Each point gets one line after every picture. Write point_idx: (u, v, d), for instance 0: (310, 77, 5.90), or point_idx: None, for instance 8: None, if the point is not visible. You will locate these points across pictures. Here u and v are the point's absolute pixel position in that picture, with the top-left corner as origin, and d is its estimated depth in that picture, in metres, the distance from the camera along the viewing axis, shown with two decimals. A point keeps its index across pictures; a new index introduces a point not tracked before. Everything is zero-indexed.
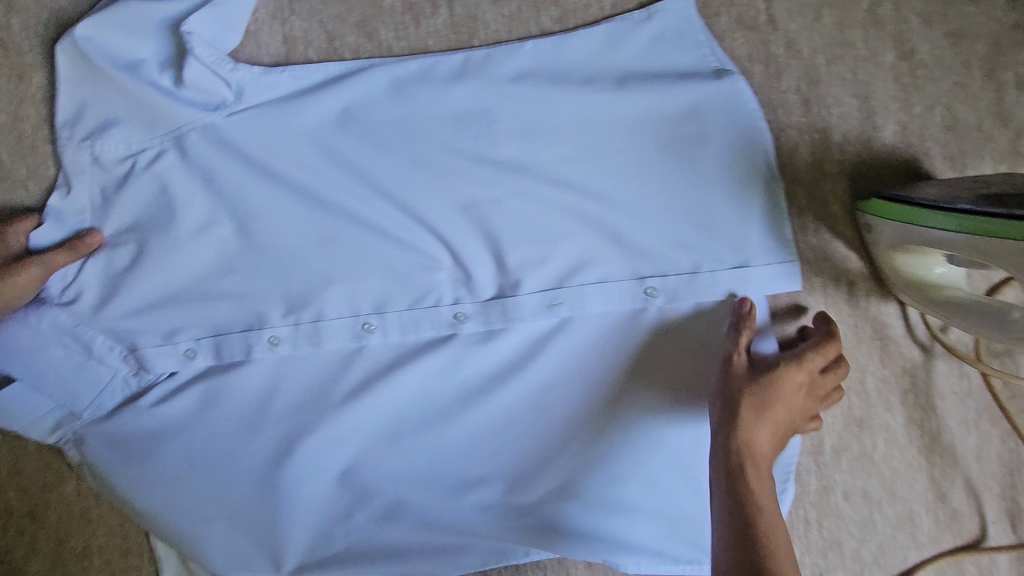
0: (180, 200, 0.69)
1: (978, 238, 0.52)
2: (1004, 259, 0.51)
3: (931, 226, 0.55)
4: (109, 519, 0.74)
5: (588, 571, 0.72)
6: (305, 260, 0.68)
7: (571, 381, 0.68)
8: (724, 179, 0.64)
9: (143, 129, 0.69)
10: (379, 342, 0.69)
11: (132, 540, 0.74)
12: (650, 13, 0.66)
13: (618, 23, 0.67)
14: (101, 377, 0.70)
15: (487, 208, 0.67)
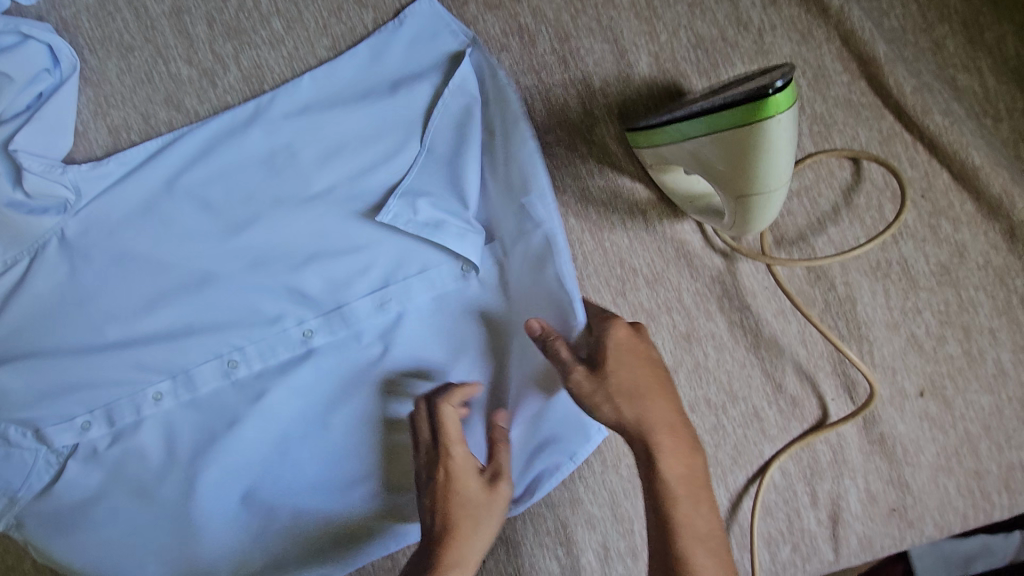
0: (62, 295, 0.79)
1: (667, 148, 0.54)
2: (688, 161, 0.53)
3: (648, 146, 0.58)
4: None
5: None
6: (166, 320, 0.78)
7: (418, 364, 0.75)
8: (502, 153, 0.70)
9: (14, 244, 0.78)
10: (247, 373, 0.77)
11: None
12: (400, 21, 0.73)
13: (376, 38, 0.74)
14: (26, 461, 0.79)
15: (306, 233, 0.75)
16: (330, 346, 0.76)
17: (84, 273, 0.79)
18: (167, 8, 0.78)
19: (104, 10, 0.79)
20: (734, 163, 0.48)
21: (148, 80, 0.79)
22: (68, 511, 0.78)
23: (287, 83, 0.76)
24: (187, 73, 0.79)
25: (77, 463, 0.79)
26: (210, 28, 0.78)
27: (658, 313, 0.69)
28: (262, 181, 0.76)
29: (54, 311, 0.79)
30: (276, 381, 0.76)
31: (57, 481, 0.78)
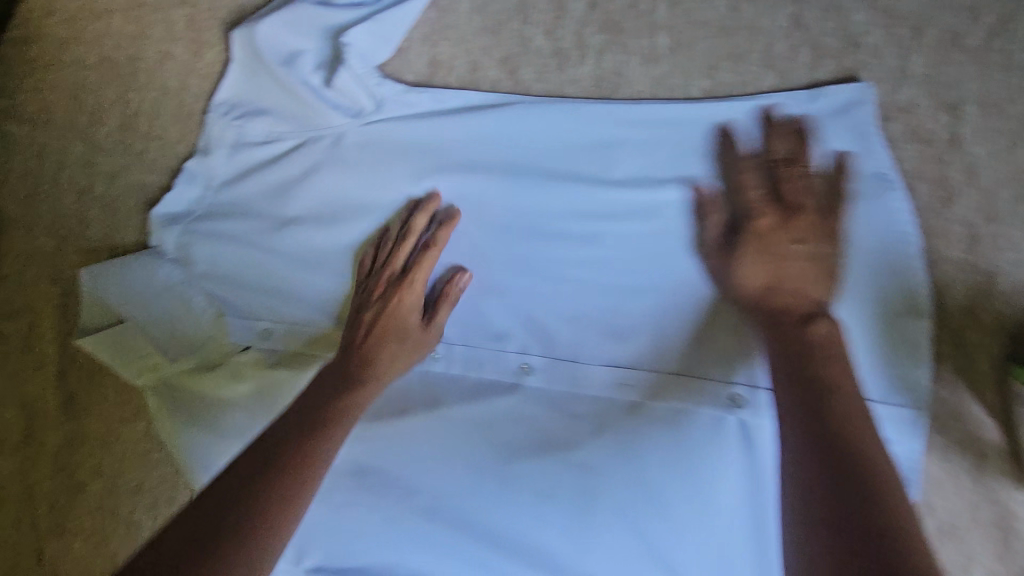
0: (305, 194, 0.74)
1: None
2: None
3: None
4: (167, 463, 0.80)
5: None
6: (391, 274, 0.71)
7: (626, 468, 0.64)
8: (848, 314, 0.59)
9: (290, 122, 0.74)
10: (442, 369, 0.71)
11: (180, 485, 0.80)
12: (819, 93, 0.62)
13: (777, 100, 0.63)
14: (192, 334, 0.75)
15: (581, 270, 0.67)
16: (541, 393, 0.67)
17: (337, 186, 0.73)
18: None
19: None
20: None
21: (495, 30, 0.71)
22: (209, 406, 0.74)
23: (649, 103, 0.66)
24: (538, 43, 0.70)
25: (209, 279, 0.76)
26: (589, 11, 0.69)
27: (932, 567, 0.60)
28: (566, 190, 0.67)
29: (289, 207, 0.74)
30: (467, 398, 0.69)
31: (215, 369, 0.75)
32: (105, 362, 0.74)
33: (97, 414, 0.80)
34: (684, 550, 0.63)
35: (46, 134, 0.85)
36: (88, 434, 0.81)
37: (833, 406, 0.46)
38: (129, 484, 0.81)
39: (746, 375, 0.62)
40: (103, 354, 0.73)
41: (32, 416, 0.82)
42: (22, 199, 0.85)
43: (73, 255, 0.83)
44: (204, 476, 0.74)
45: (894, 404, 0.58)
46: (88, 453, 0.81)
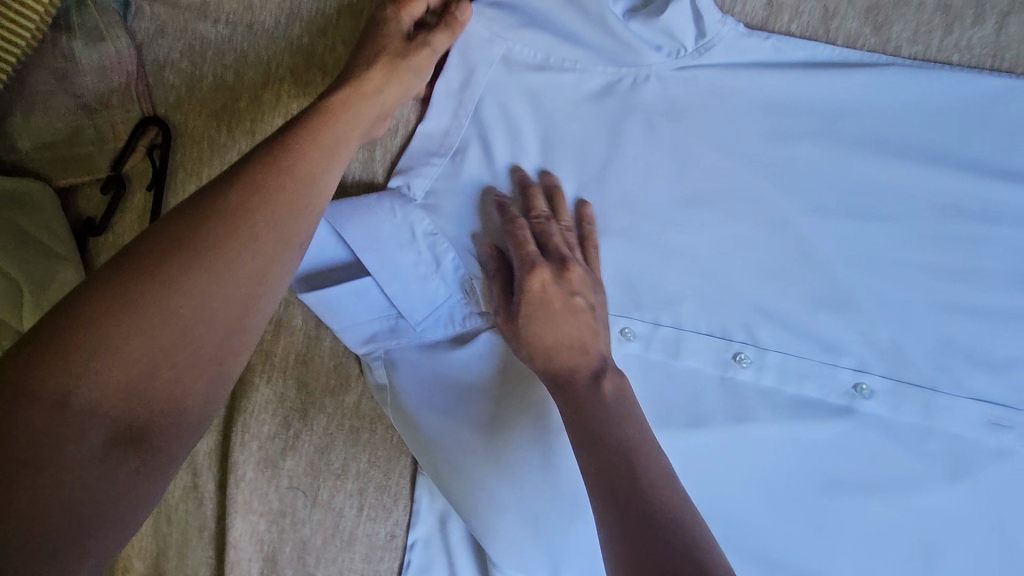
0: (590, 146, 0.63)
1: None
2: None
3: None
4: (377, 448, 0.67)
5: None
6: (697, 254, 0.60)
7: (987, 524, 0.54)
8: None
9: (583, 56, 0.62)
10: (748, 378, 0.59)
11: (393, 479, 0.66)
12: None
13: None
14: (437, 297, 0.64)
15: (954, 281, 0.55)
16: (881, 421, 0.56)
17: (633, 141, 0.61)
18: None
19: None
20: None
21: None
22: (448, 385, 0.63)
23: None
24: None
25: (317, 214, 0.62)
26: None
27: None
28: (947, 175, 0.55)
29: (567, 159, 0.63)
30: (779, 417, 0.57)
31: (460, 345, 0.64)
32: (330, 323, 0.65)
33: (298, 380, 0.68)
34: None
35: (247, 39, 0.70)
36: (281, 402, 0.68)
37: (620, 444, 0.46)
38: (330, 469, 0.67)
39: None
40: (331, 314, 0.64)
41: None
42: (211, 115, 0.71)
43: None
44: (437, 465, 0.63)
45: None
46: (279, 426, 0.68)
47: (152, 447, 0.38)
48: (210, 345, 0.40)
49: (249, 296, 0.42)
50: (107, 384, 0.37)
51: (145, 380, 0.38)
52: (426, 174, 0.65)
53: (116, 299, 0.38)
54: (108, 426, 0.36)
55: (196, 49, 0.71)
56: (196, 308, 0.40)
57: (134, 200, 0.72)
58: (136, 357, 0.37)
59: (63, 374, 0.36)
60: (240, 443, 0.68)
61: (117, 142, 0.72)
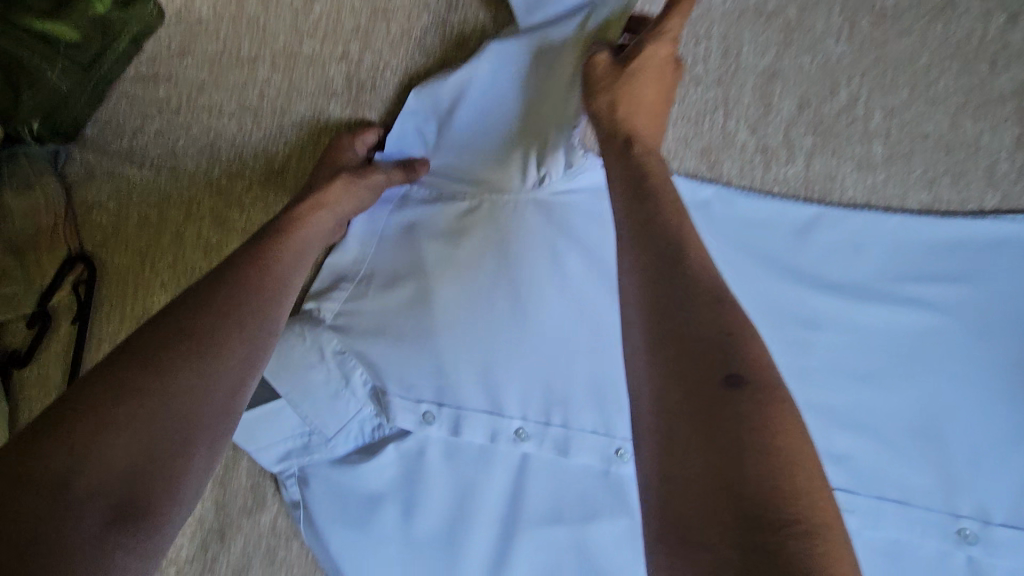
0: (481, 263, 0.69)
1: None
2: None
3: None
4: (292, 565, 0.70)
5: None
6: (576, 358, 0.68)
7: None
8: None
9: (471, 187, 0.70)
10: (629, 470, 0.65)
11: None
12: None
13: (1008, 222, 0.63)
14: (347, 411, 0.69)
15: (795, 381, 0.63)
16: None
17: (516, 258, 0.69)
18: (765, 65, 0.67)
19: (694, 30, 0.68)
20: None
21: (697, 120, 0.68)
22: (358, 497, 0.68)
23: (868, 211, 0.65)
24: (743, 139, 0.68)
25: None
26: (800, 110, 0.67)
27: None
28: (775, 286, 0.64)
29: (454, 280, 0.70)
30: None
31: (369, 457, 0.68)
32: (244, 445, 0.69)
33: (217, 500, 0.71)
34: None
35: (171, 181, 0.77)
36: (199, 523, 0.71)
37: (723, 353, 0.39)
38: None
39: (971, 506, 0.60)
40: (246, 435, 0.68)
41: None
42: (136, 250, 0.77)
43: None
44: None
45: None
46: (198, 548, 0.71)
47: (143, 512, 0.42)
48: (203, 410, 0.47)
49: (238, 381, 0.49)
50: (108, 462, 0.42)
51: (140, 462, 0.43)
52: (335, 297, 0.72)
53: (125, 382, 0.44)
54: (109, 502, 0.41)
55: (123, 191, 0.78)
56: (200, 384, 0.47)
57: (61, 330, 0.77)
58: (136, 443, 0.43)
59: (74, 452, 0.41)
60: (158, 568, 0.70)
61: (44, 280, 0.76)
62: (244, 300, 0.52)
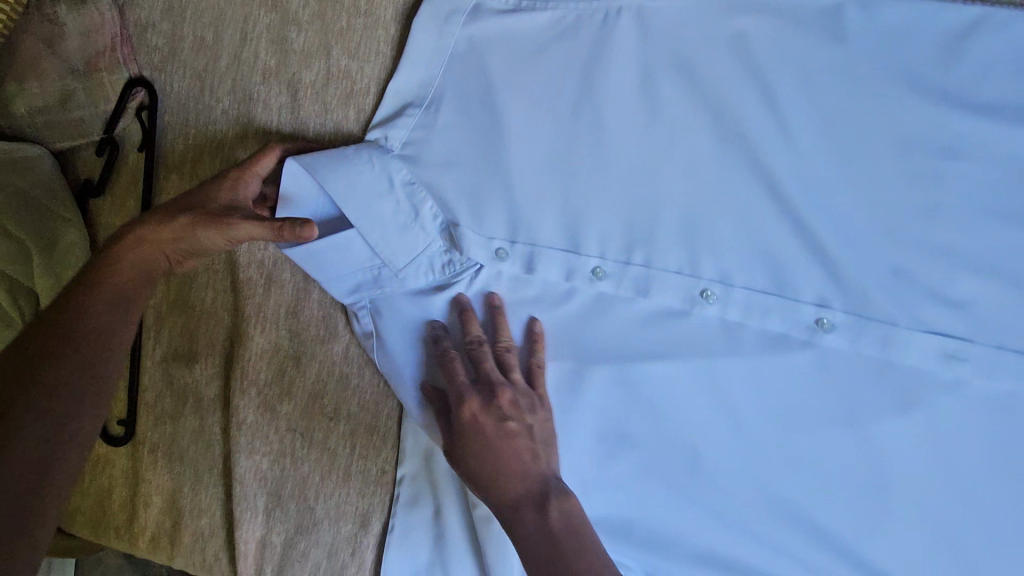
0: (562, 84, 0.63)
1: None
2: None
3: None
4: (364, 393, 0.72)
5: None
6: (664, 192, 0.61)
7: (935, 458, 0.56)
8: None
9: None
10: (715, 313, 0.61)
11: (381, 421, 0.72)
12: None
13: None
14: (417, 245, 0.67)
15: (916, 219, 0.56)
16: (842, 354, 0.58)
17: (602, 78, 0.61)
18: None
19: None
20: None
21: None
22: (428, 329, 0.67)
23: None
24: None
25: (296, 167, 0.65)
26: None
27: None
28: (914, 104, 0.55)
29: (527, 106, 0.64)
30: (745, 352, 0.60)
31: (437, 292, 0.67)
32: (314, 274, 0.68)
33: (290, 329, 0.72)
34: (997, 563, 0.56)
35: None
36: (275, 350, 0.73)
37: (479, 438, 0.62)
38: (323, 412, 0.72)
39: None
40: (314, 266, 0.66)
41: (209, 324, 0.74)
42: (195, 75, 0.73)
43: (253, 144, 0.72)
44: (423, 409, 0.67)
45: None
46: (274, 373, 0.73)
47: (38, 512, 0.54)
48: (80, 410, 0.60)
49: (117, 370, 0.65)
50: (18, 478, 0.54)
51: (36, 479, 0.55)
52: (402, 124, 0.67)
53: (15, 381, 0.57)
54: (8, 518, 0.52)
55: (175, 8, 0.73)
56: (66, 397, 0.59)
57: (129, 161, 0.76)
58: (37, 452, 0.55)
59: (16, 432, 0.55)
60: (241, 387, 0.73)
61: (105, 105, 0.73)
62: (100, 341, 0.62)
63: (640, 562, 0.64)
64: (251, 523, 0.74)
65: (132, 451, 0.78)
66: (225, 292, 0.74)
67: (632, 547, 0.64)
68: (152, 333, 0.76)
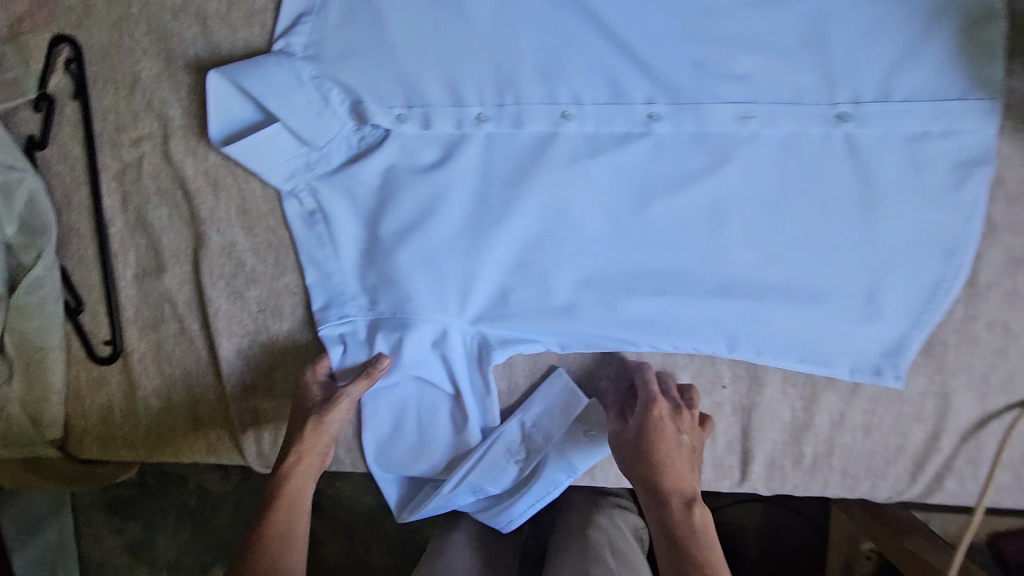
0: None
1: None
2: None
3: None
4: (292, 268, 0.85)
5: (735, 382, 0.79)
6: (518, 42, 0.78)
7: (747, 193, 0.75)
8: (925, 32, 0.71)
9: None
10: (574, 129, 0.78)
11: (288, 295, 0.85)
12: None
13: None
14: (332, 127, 0.80)
15: (699, 19, 0.74)
16: (671, 136, 0.76)
17: None
18: None
19: None
20: None
21: None
22: (356, 194, 0.81)
23: None
24: None
25: (219, 78, 0.78)
26: None
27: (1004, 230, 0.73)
28: None
29: None
30: (600, 151, 0.77)
31: (357, 163, 0.81)
32: (253, 168, 0.81)
33: (243, 225, 0.85)
34: (809, 262, 0.75)
35: None
36: (231, 247, 0.85)
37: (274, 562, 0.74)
38: (287, 288, 0.85)
39: (846, 92, 0.73)
40: (253, 158, 0.80)
41: (171, 238, 0.87)
42: (111, 25, 0.84)
43: (175, 74, 0.84)
44: (368, 256, 0.82)
45: (951, 100, 0.71)
46: (233, 265, 0.85)
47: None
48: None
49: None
50: None
51: None
52: (300, 30, 0.80)
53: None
54: None
55: None
56: None
57: (67, 111, 0.86)
58: None
59: None
60: (210, 283, 0.86)
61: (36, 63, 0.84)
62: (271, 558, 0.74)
63: (553, 336, 0.81)
64: (242, 397, 0.87)
65: (126, 365, 0.90)
66: (180, 206, 0.86)
67: (548, 325, 0.80)
68: (119, 257, 0.88)
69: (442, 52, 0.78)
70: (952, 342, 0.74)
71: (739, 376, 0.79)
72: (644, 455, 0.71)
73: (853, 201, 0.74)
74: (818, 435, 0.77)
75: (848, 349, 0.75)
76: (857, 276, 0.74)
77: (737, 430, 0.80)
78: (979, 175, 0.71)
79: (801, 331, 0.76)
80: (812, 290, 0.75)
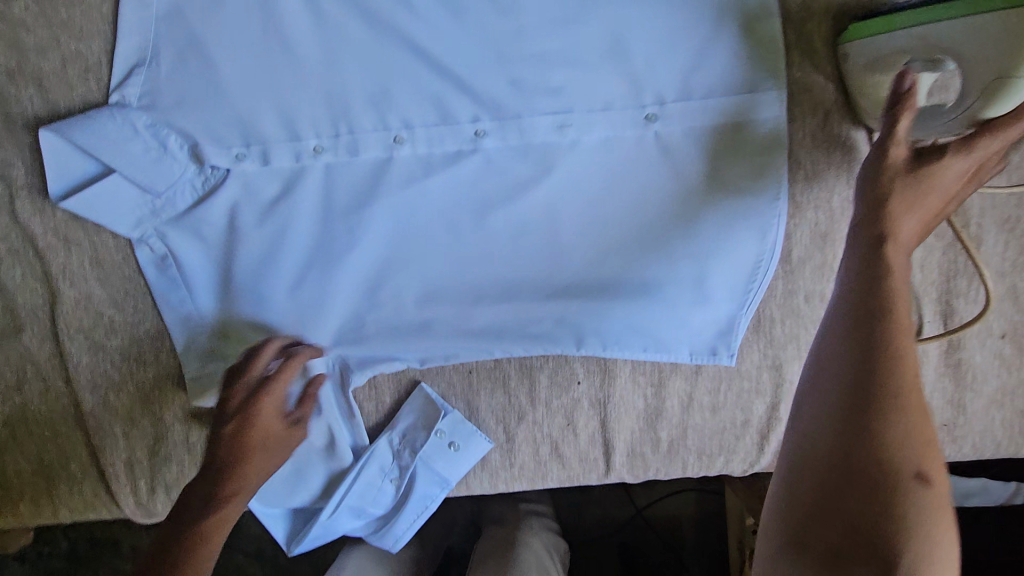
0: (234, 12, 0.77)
1: (929, 27, 0.64)
2: (950, 40, 0.63)
3: (897, 26, 0.67)
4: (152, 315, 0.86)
5: (588, 375, 0.84)
6: (341, 73, 0.79)
7: (574, 197, 0.80)
8: (714, 32, 0.75)
9: None
10: (408, 152, 0.81)
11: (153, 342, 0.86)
12: None
13: None
14: (175, 172, 0.82)
15: (511, 39, 0.77)
16: (498, 150, 0.80)
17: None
18: None
19: None
20: (997, 40, 0.60)
21: None
22: (205, 235, 0.83)
23: None
24: None
25: (53, 135, 0.80)
26: None
27: (806, 208, 0.81)
28: None
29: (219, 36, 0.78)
30: (434, 170, 0.81)
31: (202, 204, 0.82)
32: (95, 219, 0.82)
33: (98, 277, 0.85)
34: (637, 255, 0.79)
35: None
36: (88, 300, 0.85)
37: None
38: (149, 335, 0.86)
39: (652, 95, 0.77)
40: (93, 210, 0.81)
41: (26, 296, 0.86)
42: None
43: (15, 135, 0.85)
44: (224, 294, 0.83)
45: (745, 92, 0.76)
46: (92, 317, 0.86)
47: None
48: None
49: None
50: None
51: None
52: (133, 81, 0.82)
53: None
54: None
55: None
56: None
57: None
58: None
59: None
60: (70, 337, 0.86)
61: None
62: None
63: (412, 353, 0.83)
64: (114, 447, 0.87)
65: None
66: (32, 264, 0.86)
67: (405, 341, 0.83)
68: None
69: (268, 91, 0.80)
70: (778, 317, 0.82)
71: (591, 369, 0.84)
72: (875, 387, 0.54)
73: (669, 195, 0.79)
74: (669, 419, 0.83)
75: (685, 334, 0.80)
76: (681, 263, 0.79)
77: (597, 422, 0.84)
78: (778, 160, 0.77)
79: (638, 321, 0.80)
80: (644, 281, 0.79)
